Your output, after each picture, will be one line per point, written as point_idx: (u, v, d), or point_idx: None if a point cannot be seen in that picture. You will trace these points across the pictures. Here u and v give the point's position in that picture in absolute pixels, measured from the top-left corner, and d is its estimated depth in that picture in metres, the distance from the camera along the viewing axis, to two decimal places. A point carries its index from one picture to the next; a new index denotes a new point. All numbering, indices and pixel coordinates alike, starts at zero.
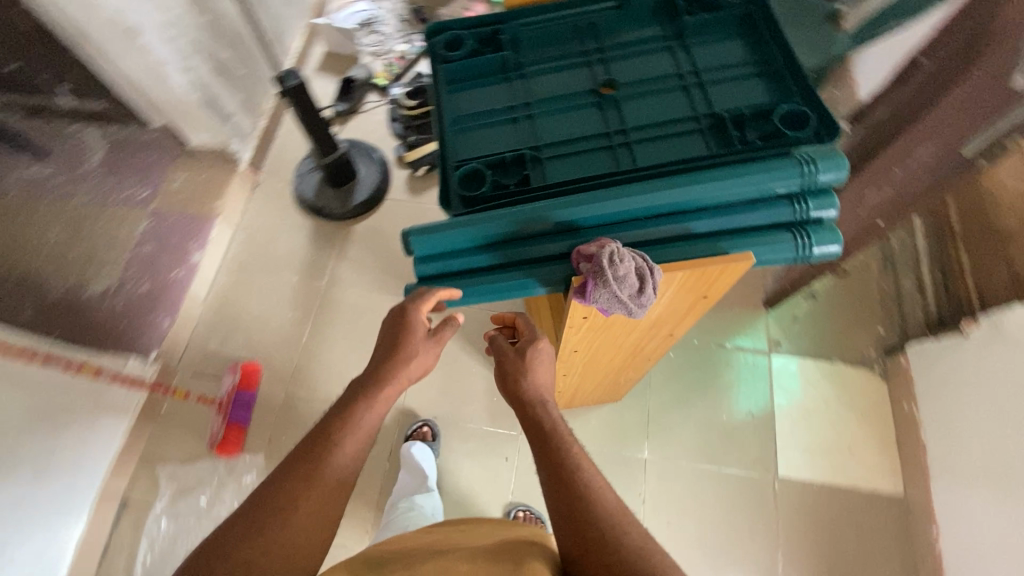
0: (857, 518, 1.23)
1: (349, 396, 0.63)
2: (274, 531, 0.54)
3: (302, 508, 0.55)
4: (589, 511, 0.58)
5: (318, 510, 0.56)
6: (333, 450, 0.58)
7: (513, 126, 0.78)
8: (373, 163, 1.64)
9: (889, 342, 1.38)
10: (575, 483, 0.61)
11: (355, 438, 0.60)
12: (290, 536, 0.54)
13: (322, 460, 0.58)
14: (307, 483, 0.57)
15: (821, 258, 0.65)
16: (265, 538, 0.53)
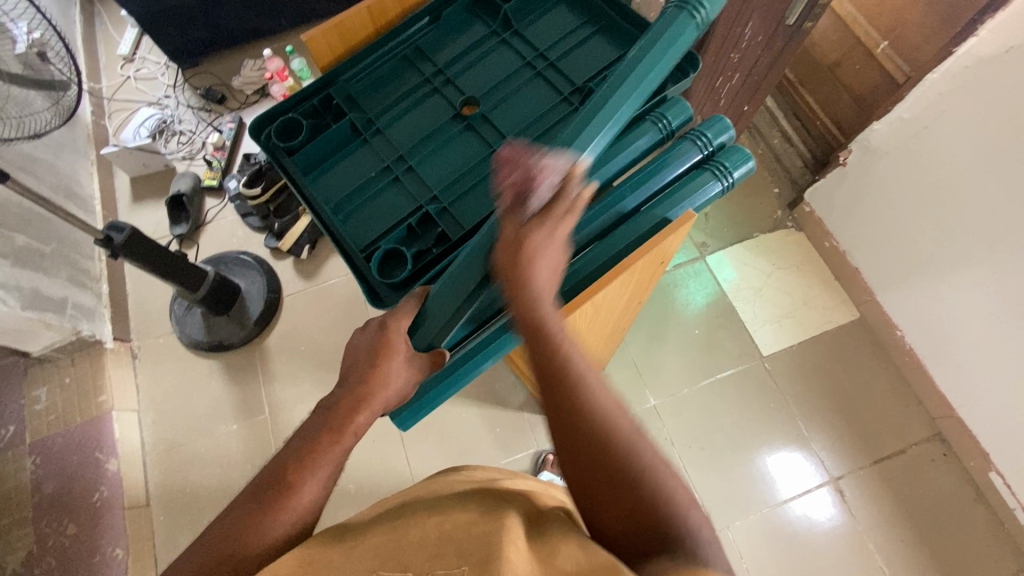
0: (840, 353, 1.35)
1: (309, 434, 0.60)
2: (296, 485, 0.55)
3: (325, 457, 0.58)
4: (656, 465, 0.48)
5: (335, 459, 0.58)
6: (295, 490, 0.55)
7: (400, 185, 0.72)
8: (250, 268, 1.48)
9: (787, 198, 1.51)
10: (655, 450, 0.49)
11: (319, 477, 0.56)
12: (313, 481, 0.56)
13: (330, 417, 0.60)
14: (266, 515, 0.53)
15: (743, 176, 0.68)
16: (293, 483, 0.55)
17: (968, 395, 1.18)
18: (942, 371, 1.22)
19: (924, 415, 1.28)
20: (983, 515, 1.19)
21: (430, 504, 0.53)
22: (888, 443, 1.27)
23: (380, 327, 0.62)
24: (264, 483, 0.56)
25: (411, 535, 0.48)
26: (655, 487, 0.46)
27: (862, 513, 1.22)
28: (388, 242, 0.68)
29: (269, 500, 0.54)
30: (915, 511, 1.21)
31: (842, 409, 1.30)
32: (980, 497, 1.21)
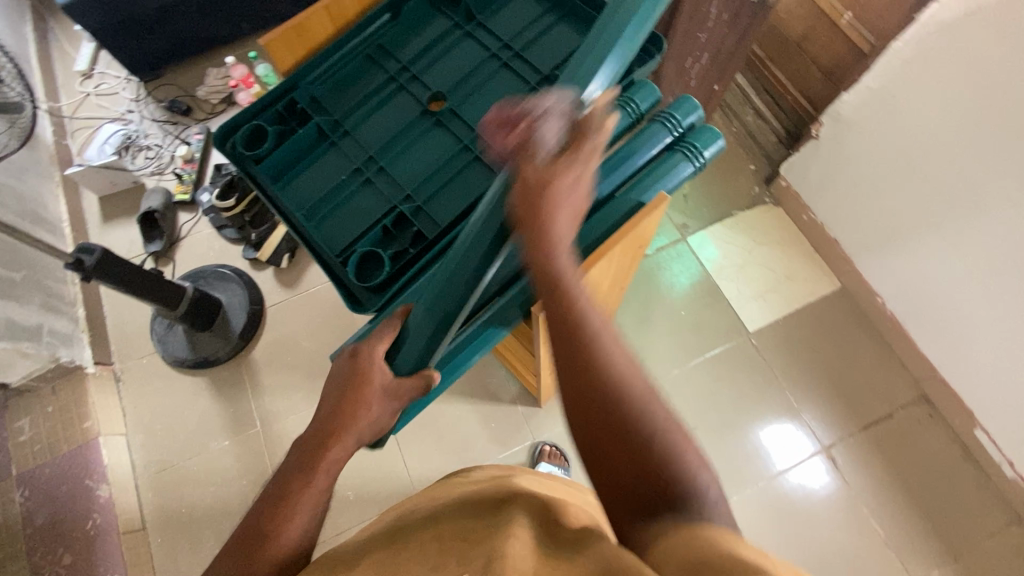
0: (824, 323, 1.37)
1: (295, 459, 0.58)
2: (283, 521, 0.53)
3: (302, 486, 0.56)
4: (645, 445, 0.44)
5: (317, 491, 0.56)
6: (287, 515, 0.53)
7: (371, 186, 0.71)
8: (230, 282, 1.45)
9: (764, 174, 1.52)
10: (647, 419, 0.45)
11: (305, 504, 0.55)
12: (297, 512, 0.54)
13: (307, 451, 0.59)
14: (257, 547, 0.51)
15: (714, 155, 0.67)
16: (275, 517, 0.53)
17: (950, 356, 1.21)
18: (924, 335, 1.25)
19: (909, 379, 1.31)
20: (971, 471, 1.23)
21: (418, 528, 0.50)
22: (876, 409, 1.29)
23: (355, 354, 0.61)
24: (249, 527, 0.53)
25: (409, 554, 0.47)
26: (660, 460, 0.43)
27: (856, 479, 1.24)
28: (364, 245, 0.67)
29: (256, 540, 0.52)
30: (906, 473, 1.24)
31: (829, 379, 1.32)
32: (966, 454, 1.24)
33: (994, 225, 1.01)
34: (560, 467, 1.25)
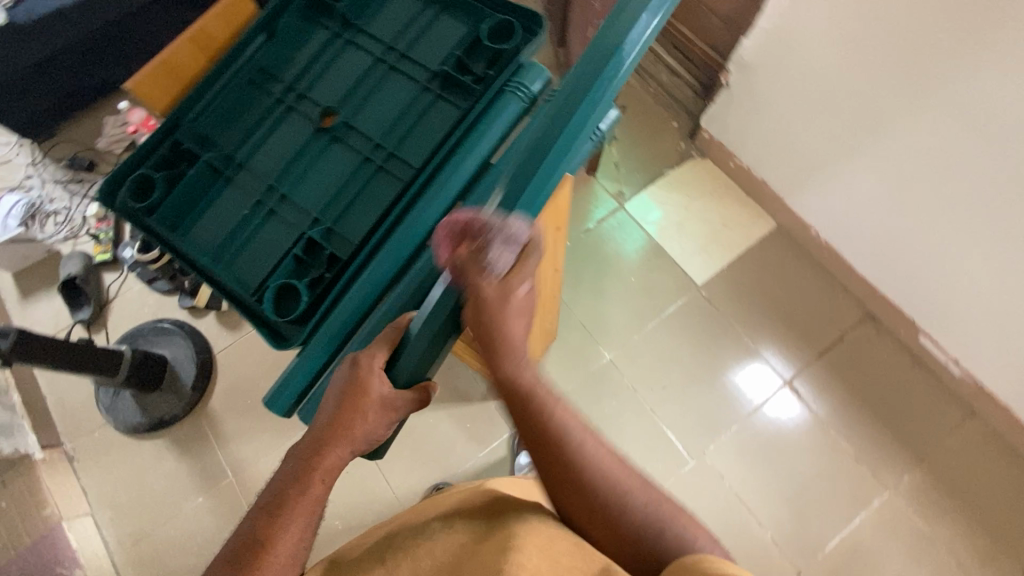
0: (767, 263, 1.41)
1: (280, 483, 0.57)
2: (276, 540, 0.54)
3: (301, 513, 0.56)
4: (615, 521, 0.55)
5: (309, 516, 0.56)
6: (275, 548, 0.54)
7: (276, 217, 0.68)
8: (172, 335, 1.39)
9: (687, 130, 1.55)
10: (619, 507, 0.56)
11: (295, 525, 0.55)
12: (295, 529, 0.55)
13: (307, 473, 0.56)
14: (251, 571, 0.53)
15: (612, 126, 0.67)
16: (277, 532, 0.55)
17: (886, 273, 1.26)
18: (860, 258, 1.29)
19: (853, 300, 1.36)
20: (922, 376, 1.29)
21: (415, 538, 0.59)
22: (827, 335, 1.34)
23: (352, 365, 0.54)
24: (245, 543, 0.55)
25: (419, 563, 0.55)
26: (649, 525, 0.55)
27: (820, 404, 1.29)
28: (278, 279, 0.64)
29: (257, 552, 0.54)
30: (865, 389, 1.29)
31: (781, 315, 1.37)
32: (916, 361, 1.30)
33: (902, 143, 1.05)
34: None
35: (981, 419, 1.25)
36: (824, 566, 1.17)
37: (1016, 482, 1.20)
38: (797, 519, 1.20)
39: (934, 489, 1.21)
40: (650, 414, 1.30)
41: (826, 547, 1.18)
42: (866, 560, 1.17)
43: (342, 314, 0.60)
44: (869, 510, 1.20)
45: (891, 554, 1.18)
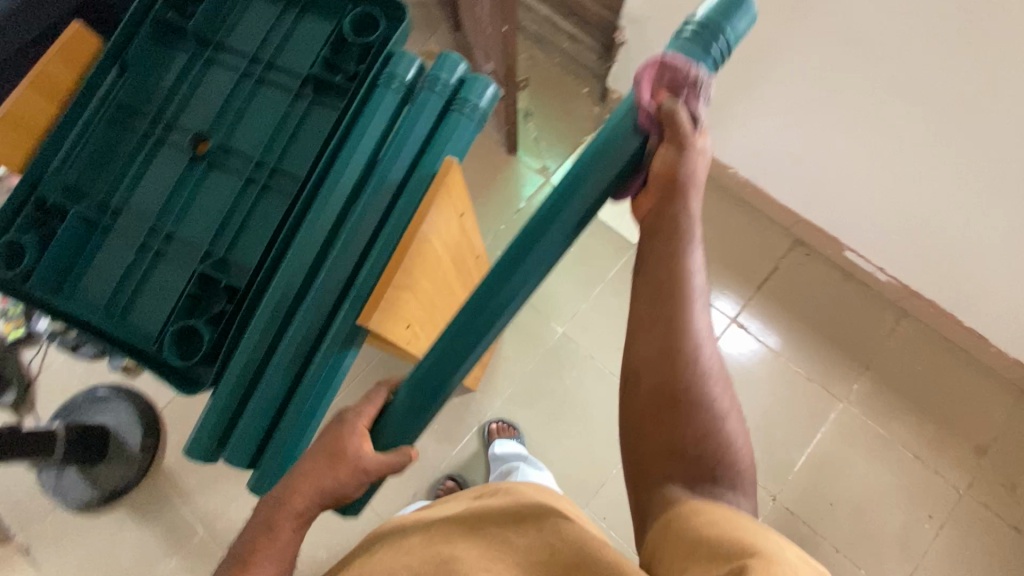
0: (696, 209, 1.44)
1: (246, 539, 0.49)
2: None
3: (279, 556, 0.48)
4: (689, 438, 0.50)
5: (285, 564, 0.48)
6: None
7: (165, 258, 0.64)
8: (110, 400, 1.32)
9: (597, 93, 1.55)
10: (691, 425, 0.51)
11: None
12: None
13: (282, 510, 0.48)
14: None
15: (492, 103, 0.65)
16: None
17: (805, 200, 1.29)
18: (779, 189, 1.33)
19: (781, 230, 1.41)
20: (855, 289, 1.35)
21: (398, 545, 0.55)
22: (763, 267, 1.38)
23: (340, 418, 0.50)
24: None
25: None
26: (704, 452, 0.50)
27: (768, 335, 1.34)
28: (176, 322, 0.61)
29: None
30: (806, 312, 1.34)
31: (718, 258, 1.40)
32: (847, 276, 1.36)
33: None
34: (515, 438, 1.25)
35: (913, 319, 1.32)
36: (795, 485, 1.22)
37: (953, 370, 1.28)
38: (764, 448, 1.25)
39: (882, 392, 1.28)
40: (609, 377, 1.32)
41: (795, 468, 1.23)
42: (833, 472, 1.23)
43: (246, 345, 0.58)
44: (827, 424, 1.26)
45: (854, 460, 1.24)
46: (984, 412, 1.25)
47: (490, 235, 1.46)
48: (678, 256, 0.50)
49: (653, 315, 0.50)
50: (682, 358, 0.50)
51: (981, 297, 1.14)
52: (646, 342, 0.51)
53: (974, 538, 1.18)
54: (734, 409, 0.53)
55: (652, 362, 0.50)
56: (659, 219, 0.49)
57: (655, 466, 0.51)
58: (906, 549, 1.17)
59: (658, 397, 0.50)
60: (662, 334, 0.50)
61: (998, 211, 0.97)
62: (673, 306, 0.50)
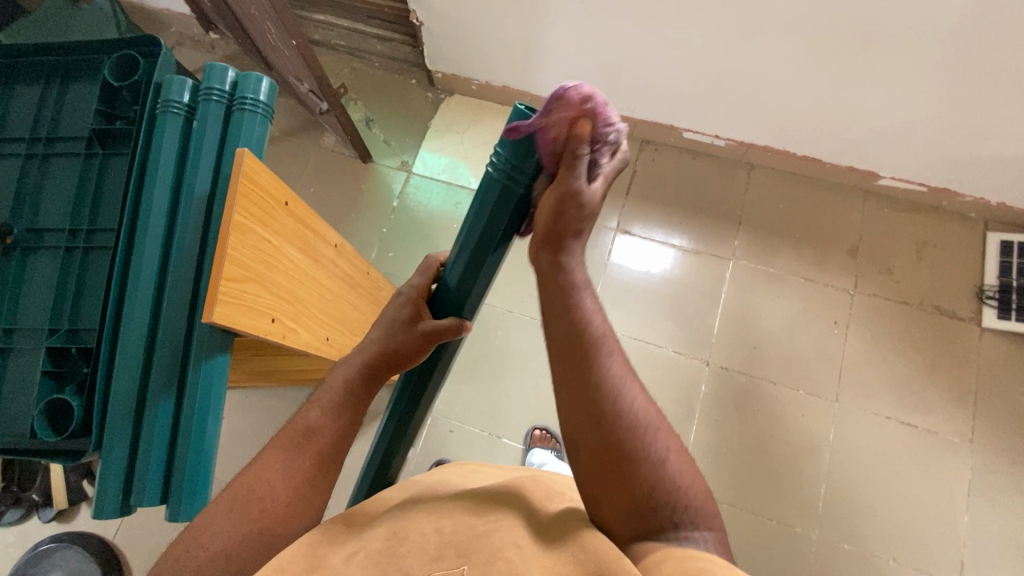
0: None
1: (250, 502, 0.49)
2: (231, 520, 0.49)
3: (303, 497, 0.51)
4: (648, 479, 0.46)
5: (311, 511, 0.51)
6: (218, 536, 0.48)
7: (13, 351, 0.64)
8: (54, 554, 1.21)
9: (425, 80, 1.61)
10: (654, 464, 0.47)
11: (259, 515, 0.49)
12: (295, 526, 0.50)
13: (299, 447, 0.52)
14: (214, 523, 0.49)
15: (273, 93, 0.68)
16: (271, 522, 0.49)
17: (633, 102, 1.41)
18: (609, 101, 1.44)
19: (627, 137, 1.52)
20: (705, 162, 1.49)
21: (450, 501, 0.50)
22: (623, 175, 1.49)
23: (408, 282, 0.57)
24: (220, 547, 0.47)
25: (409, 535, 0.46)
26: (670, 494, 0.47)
27: (652, 230, 1.45)
28: (40, 403, 0.60)
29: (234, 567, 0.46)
30: (675, 196, 1.47)
31: None
32: (695, 154, 1.49)
33: None
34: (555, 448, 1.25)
35: (760, 168, 1.47)
36: (722, 344, 1.33)
37: (807, 196, 1.44)
38: (685, 326, 1.35)
39: (760, 238, 1.41)
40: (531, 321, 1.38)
41: (715, 331, 1.34)
42: (746, 321, 1.35)
43: (118, 390, 0.58)
44: (727, 283, 1.38)
45: (760, 302, 1.36)
46: (844, 221, 1.41)
47: (376, 242, 1.48)
48: (576, 312, 0.48)
49: (569, 375, 0.48)
50: (611, 411, 0.47)
51: (794, 122, 1.30)
52: (574, 406, 0.47)
53: (877, 325, 1.33)
54: (680, 450, 0.50)
55: (587, 419, 0.47)
56: (556, 267, 0.48)
57: (624, 522, 0.46)
58: (827, 356, 1.31)
59: (600, 454, 0.46)
60: (584, 394, 0.47)
61: (769, 41, 1.11)
62: (587, 359, 0.47)
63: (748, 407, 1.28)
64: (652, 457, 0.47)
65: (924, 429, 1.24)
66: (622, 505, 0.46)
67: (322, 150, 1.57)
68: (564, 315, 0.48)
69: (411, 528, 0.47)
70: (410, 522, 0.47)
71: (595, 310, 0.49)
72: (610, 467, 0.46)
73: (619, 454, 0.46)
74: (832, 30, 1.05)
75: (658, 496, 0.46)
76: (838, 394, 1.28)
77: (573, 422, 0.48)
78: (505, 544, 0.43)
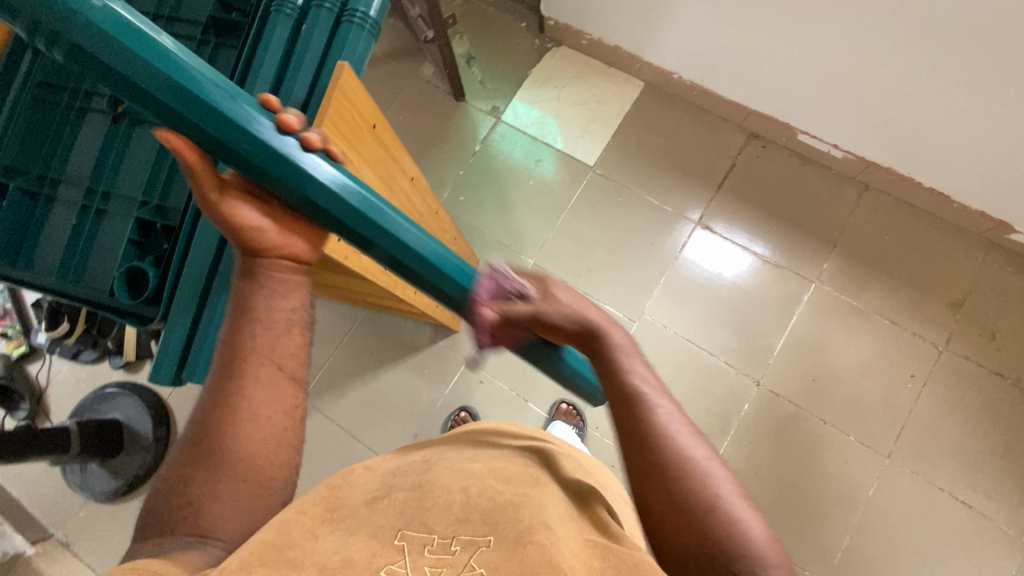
0: (649, 122, 1.45)
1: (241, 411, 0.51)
2: (233, 435, 0.51)
3: (257, 418, 0.52)
4: (702, 521, 0.43)
5: (280, 435, 0.53)
6: (229, 450, 0.50)
7: (108, 215, 0.68)
8: (118, 397, 1.37)
9: (535, 25, 1.54)
10: (709, 507, 0.43)
11: (254, 433, 0.51)
12: (259, 451, 0.51)
13: (243, 367, 0.52)
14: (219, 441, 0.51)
15: (385, 13, 0.67)
16: (224, 446, 0.50)
17: (750, 91, 1.29)
18: (725, 86, 1.33)
19: (734, 127, 1.41)
20: (814, 172, 1.36)
21: (468, 461, 0.51)
22: (720, 166, 1.39)
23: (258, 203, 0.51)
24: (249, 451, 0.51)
25: (434, 487, 0.46)
26: (722, 545, 0.42)
27: (736, 232, 1.35)
28: (122, 266, 0.65)
29: (204, 496, 0.49)
30: (768, 201, 1.36)
31: (676, 166, 1.41)
32: (804, 160, 1.37)
33: None
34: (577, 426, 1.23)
35: (875, 190, 1.33)
36: (778, 368, 1.26)
37: (921, 233, 1.29)
38: (744, 339, 1.28)
39: (853, 266, 1.29)
40: (584, 296, 1.35)
41: (775, 351, 1.27)
42: (813, 350, 1.26)
43: (189, 271, 0.62)
44: (802, 305, 1.29)
45: (832, 335, 1.26)
46: (955, 270, 1.26)
47: (450, 182, 1.47)
48: (620, 372, 0.50)
49: (619, 431, 0.48)
50: (658, 461, 0.45)
51: (926, 151, 1.15)
52: (624, 454, 0.48)
53: (958, 391, 1.20)
54: (740, 495, 0.45)
55: (634, 463, 0.47)
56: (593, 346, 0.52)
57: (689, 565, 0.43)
58: (892, 409, 1.21)
59: (653, 499, 0.45)
60: (632, 442, 0.47)
61: (931, 52, 0.97)
62: (629, 411, 0.48)
63: (788, 437, 1.21)
64: (703, 496, 0.44)
65: (979, 511, 1.14)
66: (679, 544, 0.44)
67: (419, 80, 1.55)
68: (610, 375, 0.50)
69: (436, 483, 0.47)
70: (436, 478, 0.48)
71: (637, 369, 0.50)
72: (659, 509, 0.45)
73: (668, 502, 0.44)
74: (1012, 51, 0.90)
75: (707, 535, 0.43)
76: (892, 451, 1.18)
77: (628, 463, 0.47)
78: (533, 525, 0.43)
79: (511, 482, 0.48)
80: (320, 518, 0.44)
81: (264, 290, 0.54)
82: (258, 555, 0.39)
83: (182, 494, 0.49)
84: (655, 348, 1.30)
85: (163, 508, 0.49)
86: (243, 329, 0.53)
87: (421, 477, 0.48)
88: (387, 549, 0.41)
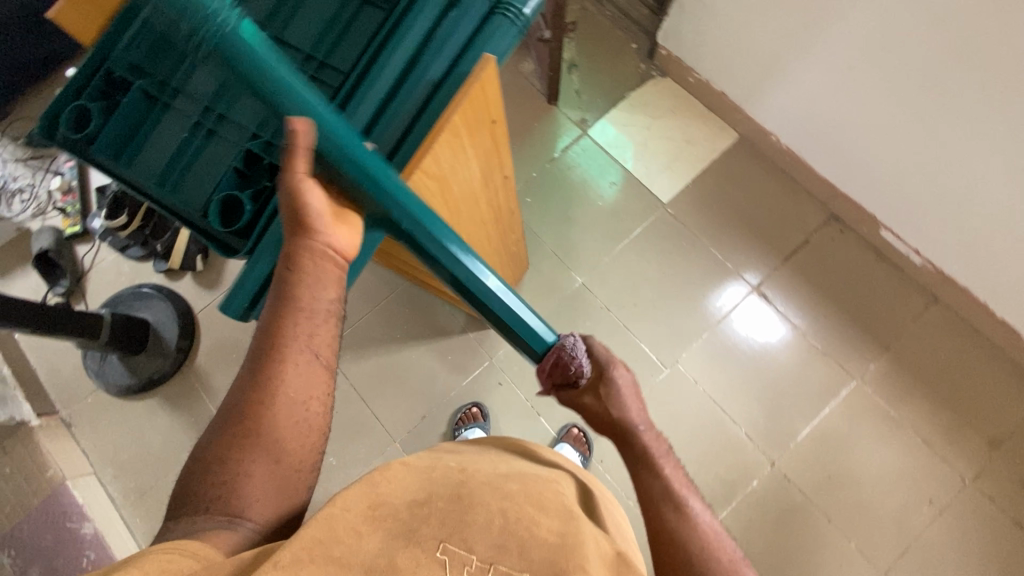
0: (733, 175, 1.42)
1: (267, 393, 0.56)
2: (274, 414, 0.56)
3: (294, 402, 0.57)
4: None
5: (314, 420, 0.58)
6: (264, 433, 0.55)
7: (217, 137, 0.69)
8: (152, 299, 1.40)
9: (646, 50, 1.53)
10: None
11: (285, 412, 0.56)
12: (294, 433, 0.57)
13: (288, 354, 0.58)
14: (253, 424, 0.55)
15: (537, 12, 0.66)
16: (261, 425, 0.55)
17: (846, 174, 1.26)
18: (821, 162, 1.30)
19: (818, 204, 1.38)
20: (885, 270, 1.33)
21: (503, 477, 0.50)
22: (792, 239, 1.37)
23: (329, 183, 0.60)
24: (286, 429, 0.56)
25: (475, 506, 0.46)
26: None
27: (790, 308, 1.33)
28: (221, 193, 0.66)
29: (240, 475, 0.53)
30: (831, 285, 1.33)
31: (748, 226, 1.39)
32: (878, 256, 1.33)
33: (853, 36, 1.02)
34: (581, 454, 1.22)
35: (942, 305, 1.29)
36: (797, 454, 1.23)
37: (977, 361, 1.25)
38: (771, 417, 1.26)
39: (899, 375, 1.26)
40: (623, 329, 1.34)
41: (798, 437, 1.24)
42: (836, 446, 1.23)
43: None
44: (837, 399, 1.26)
45: (860, 437, 1.24)
46: (1003, 409, 1.22)
47: (522, 181, 1.47)
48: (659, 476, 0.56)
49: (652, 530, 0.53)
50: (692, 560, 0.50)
51: (1010, 286, 1.11)
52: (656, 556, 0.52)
53: (973, 530, 1.17)
54: None
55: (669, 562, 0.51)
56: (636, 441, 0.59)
57: None
58: (901, 528, 1.18)
59: None
60: (666, 544, 0.52)
61: None
62: (662, 514, 0.53)
63: (788, 525, 1.19)
64: None
65: None
66: None
67: (518, 73, 1.55)
68: (648, 477, 0.56)
69: (477, 496, 0.47)
70: (475, 490, 0.47)
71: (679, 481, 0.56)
72: None
73: None
74: None
75: None
76: (890, 569, 1.16)
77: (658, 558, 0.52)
78: (570, 565, 0.43)
79: (546, 510, 0.48)
80: (364, 516, 0.43)
81: (311, 273, 0.59)
82: (307, 549, 0.39)
83: (217, 476, 0.54)
84: (679, 399, 1.28)
85: (203, 483, 0.53)
86: (286, 317, 0.58)
87: (459, 485, 0.48)
88: (430, 561, 0.41)
